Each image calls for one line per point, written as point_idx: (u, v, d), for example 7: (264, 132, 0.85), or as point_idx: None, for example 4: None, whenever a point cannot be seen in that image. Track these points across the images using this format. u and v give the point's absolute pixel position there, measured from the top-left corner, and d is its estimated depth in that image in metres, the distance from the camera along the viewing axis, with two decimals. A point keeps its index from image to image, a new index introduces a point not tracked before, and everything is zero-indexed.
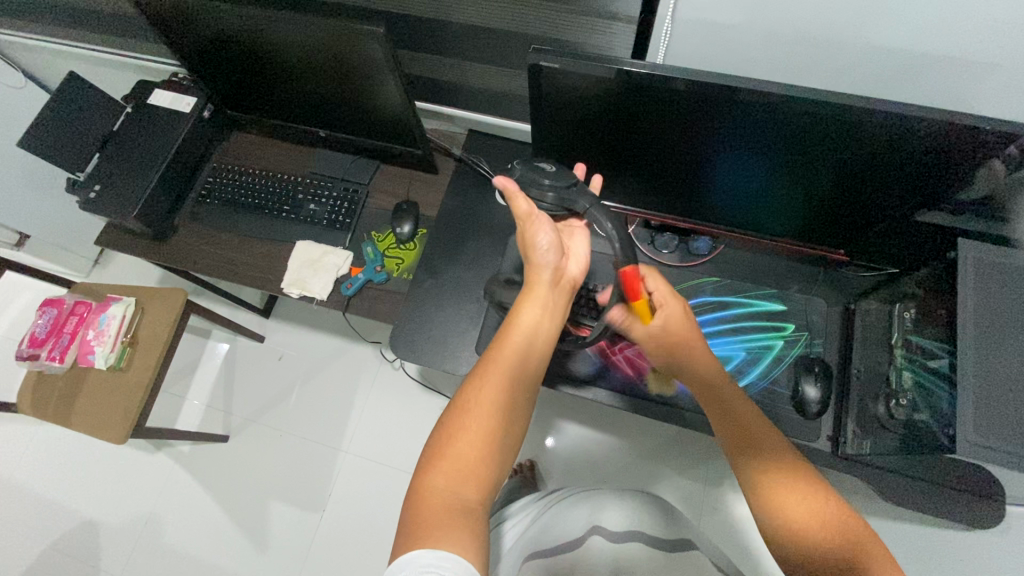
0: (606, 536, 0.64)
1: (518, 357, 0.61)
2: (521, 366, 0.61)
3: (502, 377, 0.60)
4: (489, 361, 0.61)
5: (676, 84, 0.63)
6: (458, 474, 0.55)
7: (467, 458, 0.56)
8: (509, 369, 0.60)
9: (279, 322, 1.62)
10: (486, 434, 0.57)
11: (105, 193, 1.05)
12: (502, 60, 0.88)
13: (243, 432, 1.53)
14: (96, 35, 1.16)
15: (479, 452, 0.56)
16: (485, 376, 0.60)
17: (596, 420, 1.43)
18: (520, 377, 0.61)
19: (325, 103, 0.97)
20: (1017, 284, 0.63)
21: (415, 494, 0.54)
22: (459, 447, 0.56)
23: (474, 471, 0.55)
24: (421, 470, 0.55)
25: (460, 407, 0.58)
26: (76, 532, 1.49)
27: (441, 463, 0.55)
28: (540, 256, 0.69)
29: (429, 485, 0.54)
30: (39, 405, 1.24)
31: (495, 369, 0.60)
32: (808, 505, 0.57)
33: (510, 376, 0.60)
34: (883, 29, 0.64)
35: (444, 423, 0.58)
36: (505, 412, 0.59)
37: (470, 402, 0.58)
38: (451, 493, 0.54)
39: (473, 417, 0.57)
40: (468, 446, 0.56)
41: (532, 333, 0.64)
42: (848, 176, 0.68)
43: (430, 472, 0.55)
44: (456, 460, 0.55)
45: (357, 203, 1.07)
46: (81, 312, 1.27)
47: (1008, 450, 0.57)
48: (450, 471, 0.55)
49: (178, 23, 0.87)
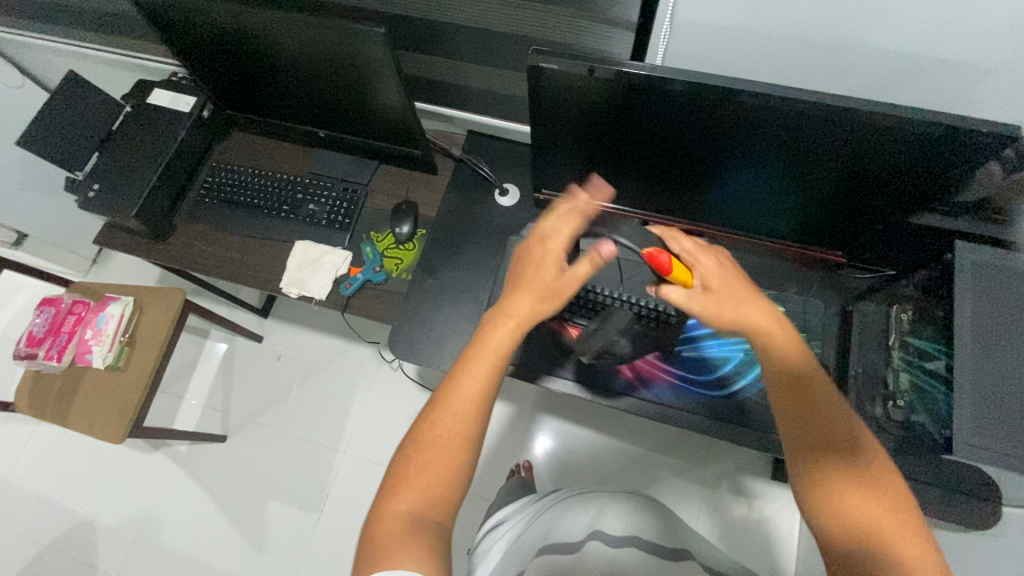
0: (604, 541, 0.63)
1: (488, 376, 0.60)
2: (490, 394, 0.60)
3: (472, 406, 0.58)
4: (458, 389, 0.59)
5: (673, 85, 0.63)
6: (421, 501, 0.55)
7: (431, 486, 0.55)
8: (475, 391, 0.59)
9: (278, 321, 1.62)
10: (452, 463, 0.56)
11: (103, 192, 1.04)
12: (502, 61, 0.88)
13: (242, 433, 1.53)
14: (95, 34, 1.16)
15: (442, 481, 0.56)
16: (453, 404, 0.58)
17: (594, 421, 1.43)
18: (486, 397, 0.60)
19: (324, 103, 0.97)
20: (1015, 287, 0.63)
21: (374, 519, 0.54)
22: (425, 478, 0.56)
23: (438, 495, 0.55)
24: (383, 493, 0.56)
25: (424, 432, 0.57)
26: (73, 533, 1.49)
27: (405, 489, 0.55)
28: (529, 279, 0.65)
29: (390, 512, 0.54)
30: (36, 405, 1.24)
31: (464, 399, 0.58)
32: (881, 504, 0.50)
33: (479, 405, 0.59)
34: (879, 31, 0.65)
35: (407, 448, 0.57)
36: (470, 436, 0.58)
37: (439, 435, 0.57)
38: (413, 519, 0.53)
39: (438, 442, 0.57)
40: (433, 477, 0.56)
41: (503, 363, 0.62)
42: (844, 178, 0.69)
43: (393, 497, 0.55)
44: (420, 487, 0.55)
45: (356, 203, 1.07)
46: (79, 312, 1.27)
47: (1004, 451, 0.57)
48: (413, 499, 0.55)
49: (177, 22, 0.87)
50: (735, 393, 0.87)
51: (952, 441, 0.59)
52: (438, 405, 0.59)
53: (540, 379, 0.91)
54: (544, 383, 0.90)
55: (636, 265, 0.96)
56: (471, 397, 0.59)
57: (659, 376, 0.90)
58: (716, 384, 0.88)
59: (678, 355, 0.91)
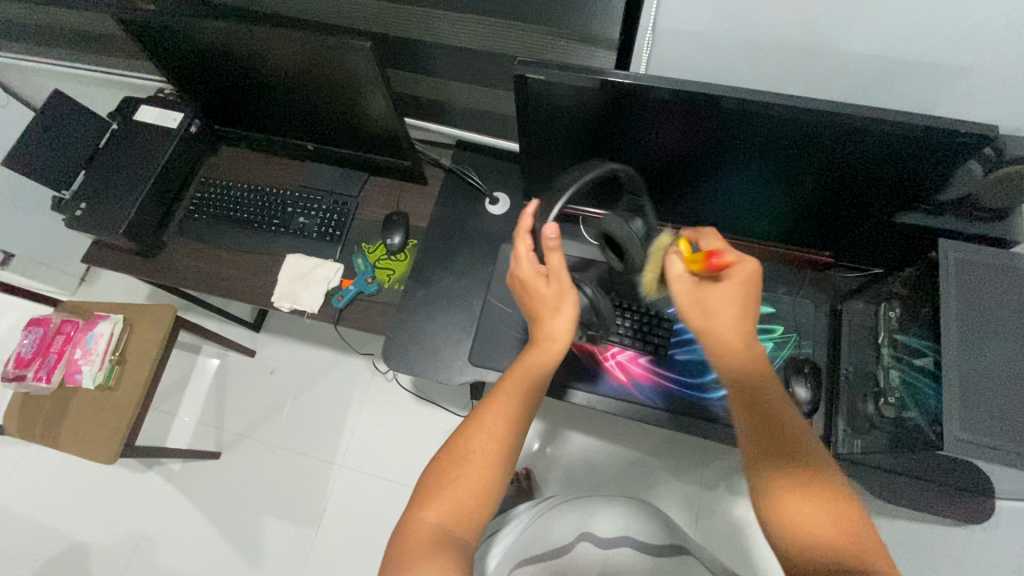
0: (596, 542, 0.64)
1: (521, 404, 0.63)
2: (520, 418, 0.63)
3: (506, 428, 0.62)
4: (493, 411, 0.63)
5: (659, 93, 0.64)
6: (451, 515, 0.58)
7: (461, 504, 0.58)
8: (508, 413, 0.63)
9: (269, 335, 1.60)
10: (482, 484, 0.60)
11: (91, 212, 1.04)
12: (487, 79, 0.89)
13: (237, 448, 1.51)
14: (80, 54, 1.15)
15: (471, 500, 0.59)
16: (486, 424, 0.62)
17: (592, 427, 1.42)
18: (520, 419, 0.63)
19: (313, 117, 0.97)
20: (998, 284, 0.64)
21: (404, 530, 0.57)
22: (455, 491, 0.59)
23: (468, 512, 0.58)
24: (414, 506, 0.59)
25: (458, 454, 0.61)
26: (64, 556, 1.47)
27: (435, 501, 0.58)
28: (552, 327, 0.66)
29: (420, 520, 0.57)
30: (26, 427, 1.22)
31: (498, 419, 0.62)
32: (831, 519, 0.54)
33: (512, 426, 0.62)
34: (857, 37, 0.66)
35: (440, 466, 0.61)
36: (504, 460, 0.61)
37: (471, 451, 0.61)
38: (440, 531, 0.57)
39: (471, 462, 0.60)
40: (463, 492, 0.59)
41: (539, 386, 0.65)
42: (830, 180, 0.70)
43: (422, 509, 0.58)
44: (449, 502, 0.58)
45: (347, 215, 1.07)
46: (68, 331, 1.25)
47: (992, 445, 0.58)
48: (442, 512, 0.58)
49: (165, 39, 0.87)
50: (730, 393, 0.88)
51: (942, 437, 0.59)
52: (473, 424, 0.63)
53: (557, 393, 0.91)
54: (556, 396, 0.91)
55: None
56: (501, 417, 0.62)
57: (656, 380, 0.91)
58: (711, 385, 0.89)
59: (672, 359, 0.91)
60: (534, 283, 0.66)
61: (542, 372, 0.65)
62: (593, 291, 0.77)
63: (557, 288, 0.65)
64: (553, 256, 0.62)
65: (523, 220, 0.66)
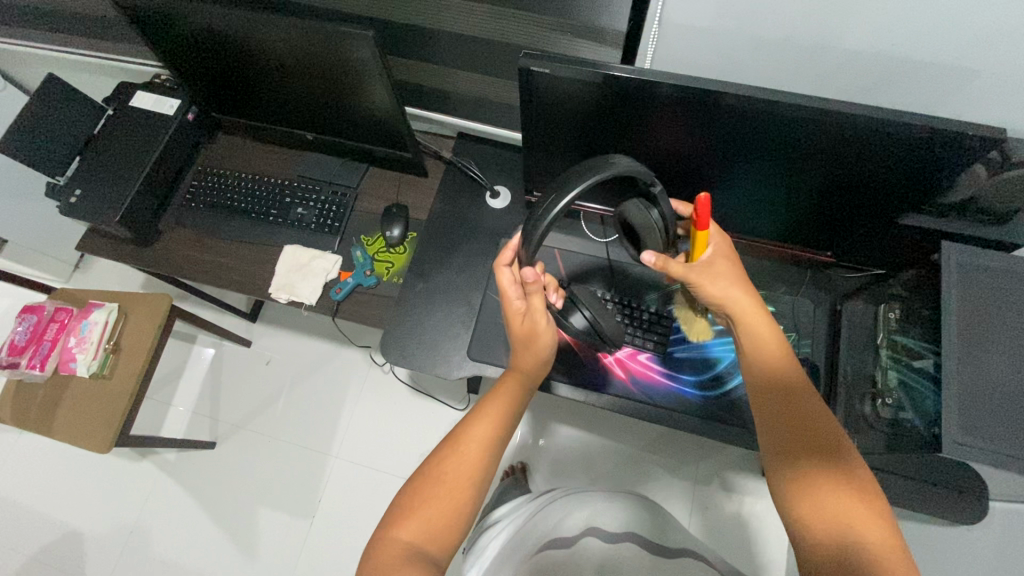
0: (601, 537, 0.64)
1: (499, 423, 0.66)
2: (496, 440, 0.65)
3: (484, 449, 0.63)
4: (468, 432, 0.64)
5: (661, 88, 0.63)
6: (424, 532, 0.58)
7: (435, 522, 0.58)
8: (486, 434, 0.64)
9: (266, 325, 1.60)
10: (456, 502, 0.60)
11: (86, 199, 1.02)
12: (492, 68, 0.88)
13: (231, 439, 1.51)
14: (77, 38, 1.13)
15: (446, 519, 0.59)
16: (462, 445, 0.63)
17: (588, 421, 1.42)
18: (497, 440, 0.65)
19: (311, 105, 0.95)
20: (999, 288, 0.64)
21: (378, 545, 0.57)
22: (429, 510, 0.59)
23: (442, 531, 0.58)
24: (387, 523, 0.59)
25: (433, 474, 0.61)
26: (59, 543, 1.46)
27: (409, 518, 0.58)
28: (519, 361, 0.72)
29: (394, 538, 0.57)
30: (19, 414, 1.21)
31: (476, 439, 0.63)
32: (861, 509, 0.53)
33: (487, 449, 0.63)
34: (865, 35, 0.65)
35: (416, 484, 0.61)
36: (479, 481, 0.62)
37: (445, 472, 0.61)
38: (414, 547, 0.56)
39: (446, 483, 0.60)
40: (437, 510, 0.59)
41: (512, 412, 0.68)
42: (833, 179, 0.69)
43: (396, 526, 0.58)
44: (423, 519, 0.58)
45: (345, 206, 1.06)
46: (62, 319, 1.25)
47: (990, 449, 0.58)
48: (415, 530, 0.58)
49: (160, 22, 0.85)
50: (729, 392, 0.88)
51: (940, 440, 0.59)
52: (450, 445, 0.63)
53: (550, 388, 0.91)
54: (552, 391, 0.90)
55: (626, 266, 0.96)
56: (478, 439, 0.64)
57: (654, 376, 0.90)
58: (708, 383, 0.89)
59: (671, 356, 0.92)
60: (513, 317, 0.70)
61: (515, 398, 0.69)
62: (592, 311, 0.90)
63: (529, 326, 0.70)
64: (534, 299, 0.68)
65: (505, 253, 0.68)
